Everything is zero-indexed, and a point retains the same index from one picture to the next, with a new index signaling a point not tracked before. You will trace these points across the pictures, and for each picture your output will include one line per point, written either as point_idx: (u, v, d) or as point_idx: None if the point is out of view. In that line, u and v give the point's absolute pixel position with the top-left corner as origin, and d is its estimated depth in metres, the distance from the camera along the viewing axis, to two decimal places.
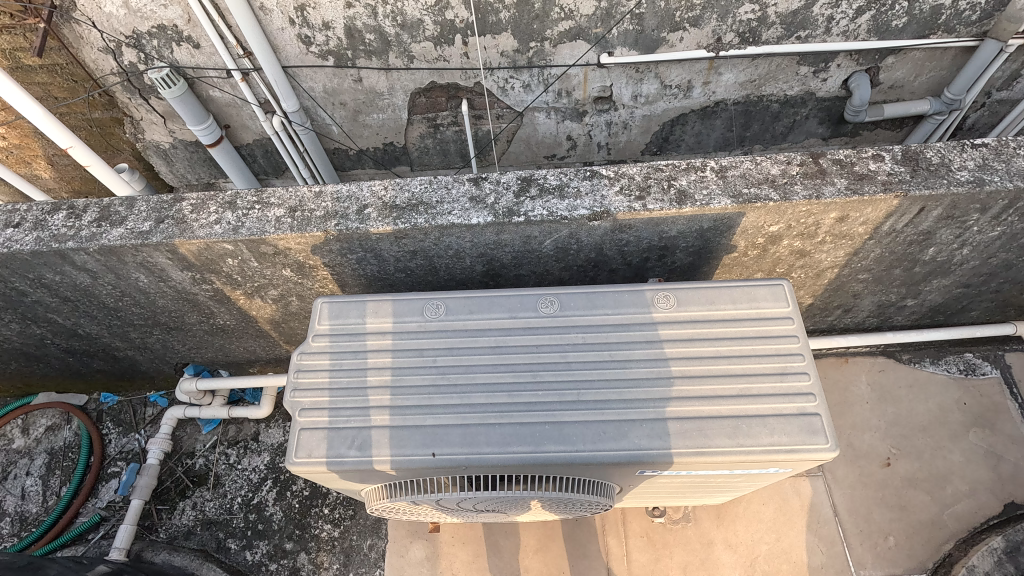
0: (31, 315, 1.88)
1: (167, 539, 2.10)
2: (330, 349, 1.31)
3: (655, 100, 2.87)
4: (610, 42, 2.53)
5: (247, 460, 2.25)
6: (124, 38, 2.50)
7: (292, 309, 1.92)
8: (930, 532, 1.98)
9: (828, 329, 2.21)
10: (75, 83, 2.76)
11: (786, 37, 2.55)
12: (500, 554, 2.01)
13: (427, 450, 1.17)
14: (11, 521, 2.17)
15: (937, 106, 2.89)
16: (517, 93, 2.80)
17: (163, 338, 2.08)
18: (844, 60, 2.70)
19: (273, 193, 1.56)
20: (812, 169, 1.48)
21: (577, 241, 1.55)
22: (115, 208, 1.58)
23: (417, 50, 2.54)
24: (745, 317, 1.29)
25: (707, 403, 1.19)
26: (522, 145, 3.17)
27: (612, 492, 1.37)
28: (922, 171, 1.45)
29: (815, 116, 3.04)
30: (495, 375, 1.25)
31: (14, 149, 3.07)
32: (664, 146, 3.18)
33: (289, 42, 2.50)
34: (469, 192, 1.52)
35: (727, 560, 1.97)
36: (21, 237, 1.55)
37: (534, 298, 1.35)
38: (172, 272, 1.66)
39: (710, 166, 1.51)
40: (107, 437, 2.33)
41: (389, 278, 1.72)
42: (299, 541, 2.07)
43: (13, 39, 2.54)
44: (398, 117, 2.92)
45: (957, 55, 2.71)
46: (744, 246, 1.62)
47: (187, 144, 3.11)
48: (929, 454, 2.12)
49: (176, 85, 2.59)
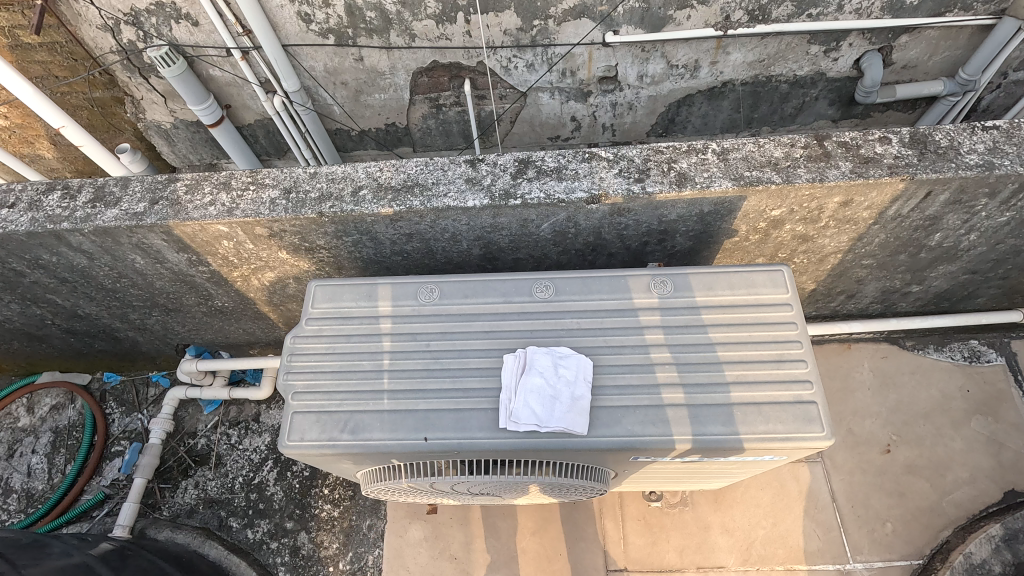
0: (31, 295, 1.88)
1: (169, 517, 2.13)
2: (323, 332, 1.31)
3: (661, 81, 2.81)
4: (615, 20, 2.48)
5: (248, 441, 2.27)
6: (122, 16, 2.48)
7: (289, 291, 1.91)
8: (928, 519, 1.97)
9: (830, 314, 2.18)
10: (74, 61, 2.72)
11: (797, 14, 2.47)
12: (497, 535, 2.03)
13: (419, 434, 1.17)
14: (19, 497, 2.21)
15: (951, 87, 2.81)
16: (520, 73, 2.74)
17: (163, 319, 2.08)
18: (856, 39, 2.62)
19: (268, 173, 1.55)
20: (816, 152, 1.44)
21: (574, 225, 1.53)
22: (110, 189, 1.56)
23: (418, 28, 2.50)
24: (743, 303, 1.27)
25: (702, 390, 1.17)
26: (525, 126, 3.11)
27: (608, 477, 1.37)
28: (930, 154, 1.41)
29: (825, 97, 2.97)
30: (489, 360, 1.24)
31: (16, 128, 3.08)
32: (670, 127, 3.12)
33: (289, 20, 2.46)
34: (464, 173, 1.49)
35: (723, 544, 1.97)
36: (16, 217, 1.54)
37: (528, 283, 1.33)
38: (168, 254, 1.65)
39: (712, 147, 1.47)
40: (111, 417, 2.35)
41: (385, 261, 1.71)
42: (300, 520, 2.09)
43: (11, 16, 2.52)
44: (400, 97, 2.88)
45: (974, 33, 2.63)
46: (746, 230, 1.60)
47: (187, 124, 3.09)
48: (930, 441, 2.10)
49: (175, 63, 2.56)
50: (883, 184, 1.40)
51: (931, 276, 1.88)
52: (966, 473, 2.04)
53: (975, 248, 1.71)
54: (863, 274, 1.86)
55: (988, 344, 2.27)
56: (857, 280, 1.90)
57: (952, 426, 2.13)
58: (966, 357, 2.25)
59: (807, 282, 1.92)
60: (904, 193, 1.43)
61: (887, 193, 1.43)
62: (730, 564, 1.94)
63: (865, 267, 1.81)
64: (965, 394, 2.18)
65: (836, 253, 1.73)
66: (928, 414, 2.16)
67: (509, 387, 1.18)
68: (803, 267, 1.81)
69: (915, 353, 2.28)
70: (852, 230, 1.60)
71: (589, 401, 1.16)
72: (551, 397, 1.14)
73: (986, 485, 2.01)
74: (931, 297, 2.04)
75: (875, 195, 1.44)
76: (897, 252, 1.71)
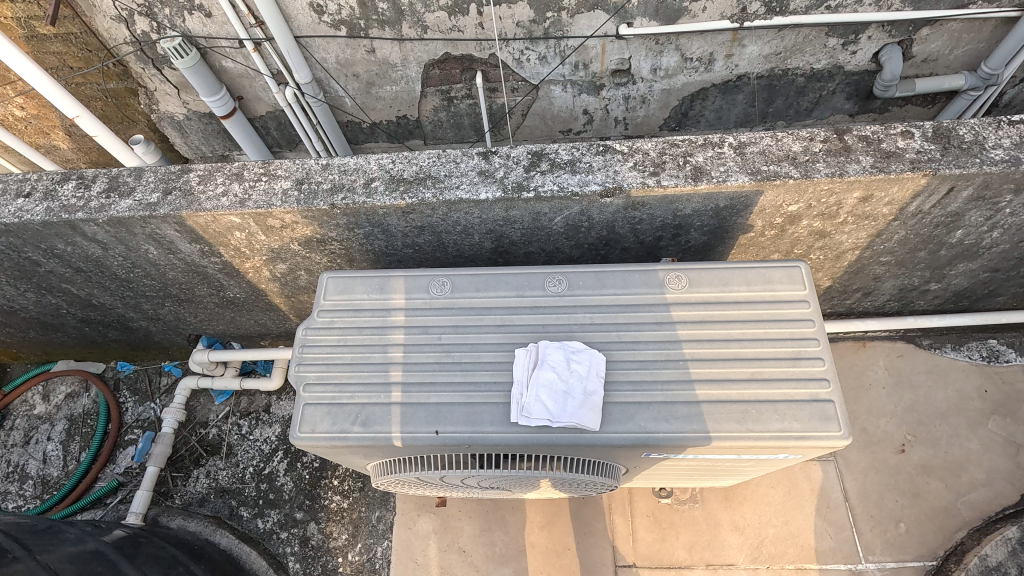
0: (46, 285, 1.90)
1: (181, 505, 2.15)
2: (335, 324, 1.30)
3: (675, 74, 2.77)
4: (629, 13, 2.45)
5: (259, 431, 2.28)
6: (136, 7, 2.48)
7: (301, 283, 1.91)
8: (942, 520, 1.94)
9: (846, 312, 2.15)
10: (89, 52, 2.73)
11: (815, 6, 2.43)
12: (506, 529, 2.03)
13: (431, 427, 1.16)
14: (34, 483, 2.24)
15: (972, 81, 2.75)
16: (532, 65, 2.72)
17: (176, 309, 2.09)
18: (875, 32, 2.57)
19: (280, 165, 1.55)
20: (835, 146, 1.41)
21: (588, 218, 1.51)
22: (124, 179, 1.57)
23: (430, 20, 2.48)
24: (759, 299, 1.25)
25: (717, 386, 1.16)
26: (537, 120, 3.09)
27: (618, 473, 1.35)
28: (953, 149, 1.38)
29: (842, 91, 2.91)
30: (500, 354, 1.24)
31: (32, 119, 3.10)
32: (683, 121, 3.08)
33: (301, 11, 2.45)
34: (477, 165, 1.48)
35: (733, 541, 1.96)
36: (31, 207, 1.55)
37: (541, 277, 1.32)
38: (180, 245, 1.66)
39: (728, 141, 1.45)
40: (124, 405, 2.38)
41: (397, 254, 1.71)
42: (310, 511, 2.10)
43: (27, 7, 2.52)
44: (411, 90, 2.86)
45: (998, 26, 2.57)
46: (761, 226, 1.57)
47: (200, 115, 3.09)
48: (946, 441, 2.07)
49: (189, 54, 2.55)
50: (904, 179, 1.37)
51: (951, 274, 1.84)
52: (982, 474, 2.00)
53: (997, 246, 1.68)
54: (881, 271, 1.83)
55: (1008, 344, 2.23)
56: (874, 278, 1.87)
57: (968, 426, 2.09)
58: (985, 357, 2.21)
59: (823, 279, 1.89)
60: (926, 188, 1.40)
61: (908, 188, 1.40)
62: (740, 562, 1.92)
63: (883, 264, 1.78)
64: (983, 395, 2.15)
65: (853, 250, 1.70)
66: (944, 414, 2.12)
67: (521, 382, 1.17)
68: (819, 264, 1.79)
69: (932, 352, 2.24)
70: (871, 226, 1.58)
71: (601, 397, 1.14)
72: (563, 393, 1.12)
73: (1003, 486, 1.98)
74: (950, 295, 2.01)
75: (896, 190, 1.41)
76: (916, 249, 1.68)
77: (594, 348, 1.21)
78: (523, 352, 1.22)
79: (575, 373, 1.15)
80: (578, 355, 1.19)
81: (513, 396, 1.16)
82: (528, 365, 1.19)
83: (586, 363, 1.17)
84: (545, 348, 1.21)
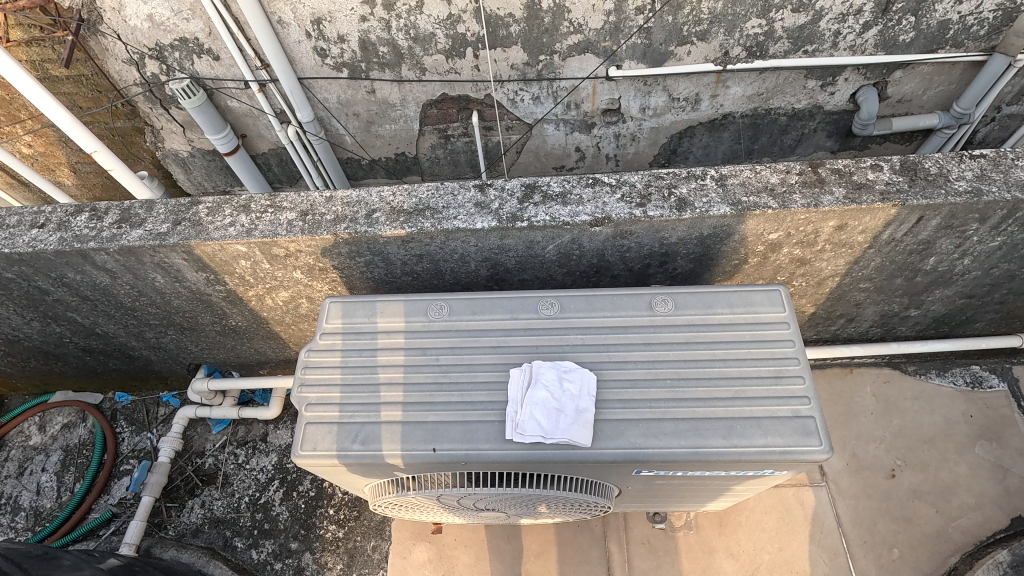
0: (51, 314, 1.94)
1: (175, 536, 2.13)
2: (336, 346, 1.36)
3: (663, 113, 2.91)
4: (619, 56, 2.59)
5: (256, 460, 2.29)
6: (147, 50, 2.60)
7: (301, 311, 1.97)
8: (935, 545, 1.96)
9: (831, 337, 2.21)
10: (99, 93, 2.86)
11: (793, 51, 2.58)
12: (502, 557, 2.03)
13: (428, 445, 1.20)
14: (26, 515, 2.22)
15: (946, 120, 2.89)
16: (526, 105, 2.85)
17: (177, 338, 2.13)
18: (851, 74, 2.72)
19: (285, 197, 1.62)
20: (810, 178, 1.51)
21: (579, 247, 1.59)
22: (135, 211, 1.64)
23: (428, 63, 2.61)
24: (741, 321, 1.31)
25: (705, 403, 1.21)
26: (531, 156, 3.20)
27: (612, 493, 1.39)
28: (920, 181, 1.47)
29: (823, 129, 3.06)
30: (495, 374, 1.29)
31: (39, 156, 3.20)
32: (672, 158, 3.21)
33: (305, 55, 2.58)
34: (473, 198, 1.56)
35: (728, 568, 1.96)
36: (45, 237, 1.62)
37: (535, 300, 1.38)
38: (187, 273, 1.72)
39: (710, 174, 1.54)
40: (120, 435, 2.38)
41: (396, 281, 1.77)
42: (304, 541, 2.09)
43: (42, 51, 2.65)
44: (410, 128, 2.98)
45: (966, 69, 2.73)
46: (745, 254, 1.65)
47: (205, 152, 3.20)
48: (935, 466, 2.11)
49: (196, 95, 2.68)
50: (876, 210, 1.46)
51: (929, 300, 1.92)
52: (972, 498, 2.03)
53: (970, 272, 1.76)
54: (862, 297, 1.90)
55: (990, 370, 2.29)
56: (855, 304, 1.94)
57: (956, 451, 2.13)
58: (969, 383, 2.26)
59: (806, 305, 1.96)
60: (896, 218, 1.49)
61: (880, 217, 1.49)
62: None
63: (863, 290, 1.85)
64: (968, 419, 2.19)
65: (833, 277, 1.78)
66: (932, 439, 2.16)
67: (515, 400, 1.22)
68: (802, 290, 1.86)
69: (917, 378, 2.30)
70: (848, 254, 1.66)
71: (594, 414, 1.19)
72: (557, 410, 1.17)
73: (992, 510, 2.00)
74: (931, 321, 2.08)
75: (869, 219, 1.50)
76: (893, 276, 1.76)
77: (584, 368, 1.26)
78: (521, 372, 1.27)
79: (569, 392, 1.20)
80: (570, 376, 1.24)
81: (510, 411, 1.21)
82: (526, 384, 1.24)
83: (575, 383, 1.22)
84: (540, 368, 1.26)
